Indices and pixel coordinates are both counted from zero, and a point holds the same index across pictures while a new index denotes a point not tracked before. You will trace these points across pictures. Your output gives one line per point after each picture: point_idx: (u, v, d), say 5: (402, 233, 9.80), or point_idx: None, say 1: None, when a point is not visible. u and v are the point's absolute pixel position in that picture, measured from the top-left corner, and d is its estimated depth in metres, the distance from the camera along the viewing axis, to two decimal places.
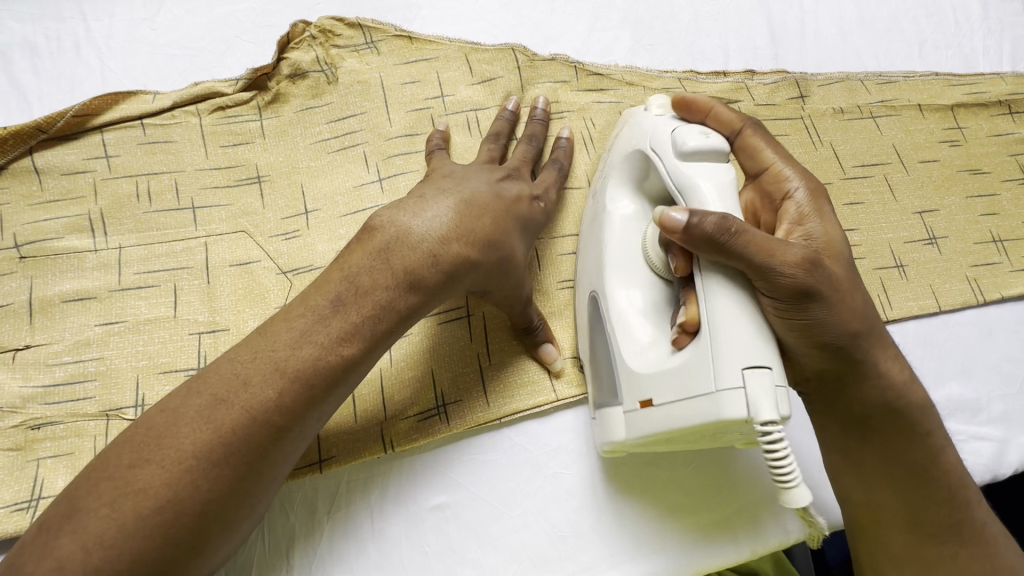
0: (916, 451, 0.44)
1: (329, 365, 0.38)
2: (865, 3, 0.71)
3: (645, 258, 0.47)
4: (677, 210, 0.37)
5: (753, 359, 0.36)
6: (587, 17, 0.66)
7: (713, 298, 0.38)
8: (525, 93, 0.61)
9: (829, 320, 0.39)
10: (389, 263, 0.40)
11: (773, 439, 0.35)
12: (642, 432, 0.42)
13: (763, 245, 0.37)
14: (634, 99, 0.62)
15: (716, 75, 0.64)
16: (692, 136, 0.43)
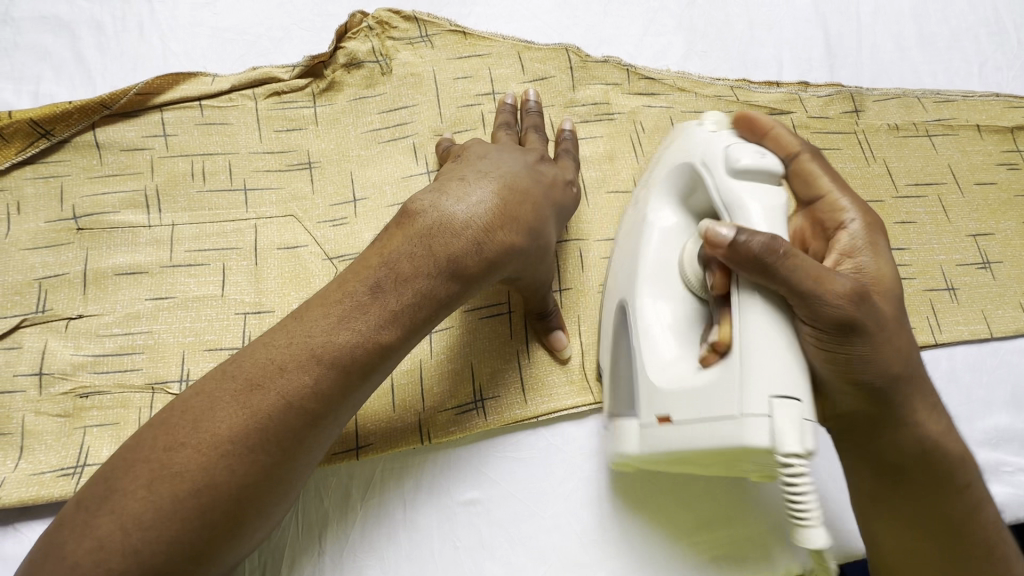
0: (956, 505, 0.42)
1: (366, 353, 0.36)
2: (925, 20, 0.70)
3: (681, 275, 0.45)
4: (723, 226, 0.36)
5: (782, 389, 0.34)
6: (640, 21, 0.65)
7: (747, 318, 0.36)
8: (576, 94, 0.61)
9: (872, 358, 0.37)
10: (432, 251, 0.38)
11: (795, 472, 0.33)
12: (659, 448, 0.41)
13: (813, 271, 0.35)
14: (684, 105, 0.62)
15: (769, 85, 0.64)
16: (748, 155, 0.40)
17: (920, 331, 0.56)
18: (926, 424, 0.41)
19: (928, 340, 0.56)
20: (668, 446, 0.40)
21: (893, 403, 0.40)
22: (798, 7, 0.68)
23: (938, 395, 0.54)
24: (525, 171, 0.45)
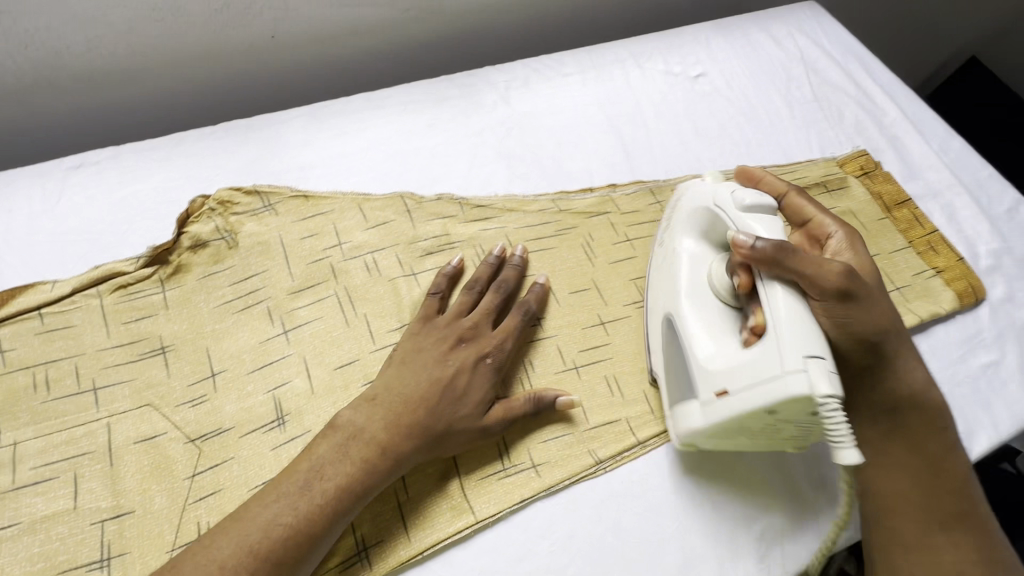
0: (930, 440, 0.58)
1: (303, 538, 0.46)
2: (697, 116, 0.86)
3: (713, 289, 0.59)
4: (744, 235, 0.54)
5: (810, 350, 0.49)
6: (465, 157, 0.75)
7: (772, 298, 0.52)
8: (418, 231, 0.68)
9: (868, 319, 0.55)
10: (355, 451, 0.50)
11: (830, 410, 0.48)
12: (722, 417, 0.53)
13: (809, 260, 0.52)
14: (515, 223, 0.70)
15: (584, 192, 0.75)
16: (748, 198, 0.58)
17: None
18: (900, 375, 0.58)
19: None
20: (725, 416, 0.53)
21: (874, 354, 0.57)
22: (595, 124, 0.81)
23: None
24: (439, 361, 0.56)
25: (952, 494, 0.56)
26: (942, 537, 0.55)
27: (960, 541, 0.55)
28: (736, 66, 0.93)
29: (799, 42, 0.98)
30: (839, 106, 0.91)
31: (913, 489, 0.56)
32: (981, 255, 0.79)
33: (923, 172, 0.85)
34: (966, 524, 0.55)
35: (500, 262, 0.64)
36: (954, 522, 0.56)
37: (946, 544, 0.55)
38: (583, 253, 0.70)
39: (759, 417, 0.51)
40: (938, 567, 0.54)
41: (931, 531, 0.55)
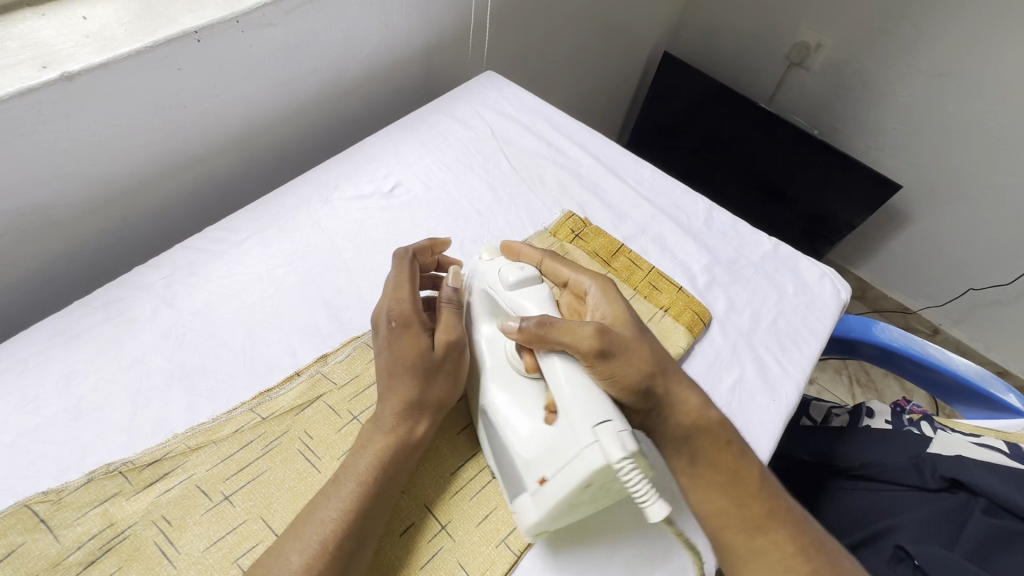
0: (728, 457, 0.59)
1: (353, 531, 0.50)
2: (402, 234, 0.81)
3: (513, 367, 0.61)
4: (511, 321, 0.59)
5: (598, 417, 0.50)
6: (125, 400, 0.61)
7: (554, 371, 0.55)
8: (65, 540, 0.51)
9: (633, 364, 0.57)
10: (378, 441, 0.56)
11: (628, 472, 0.48)
12: (548, 503, 0.52)
13: (565, 328, 0.56)
14: (207, 463, 0.57)
15: (288, 381, 0.64)
16: (513, 274, 0.64)
17: None
18: (684, 403, 0.60)
19: None
20: (552, 501, 0.52)
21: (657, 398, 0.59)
22: (287, 289, 0.72)
23: (568, 574, 0.57)
24: (381, 336, 0.60)
25: (756, 497, 0.58)
26: (760, 539, 0.56)
27: (780, 540, 0.56)
28: (430, 164, 0.90)
29: (485, 117, 0.99)
30: (538, 171, 0.93)
31: (723, 503, 0.58)
32: (698, 274, 0.84)
33: (628, 211, 0.90)
34: (777, 522, 0.57)
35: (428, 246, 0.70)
36: (766, 523, 0.57)
37: (768, 545, 0.56)
38: (303, 461, 0.59)
39: (578, 493, 0.51)
40: (767, 568, 0.55)
41: (751, 537, 0.56)
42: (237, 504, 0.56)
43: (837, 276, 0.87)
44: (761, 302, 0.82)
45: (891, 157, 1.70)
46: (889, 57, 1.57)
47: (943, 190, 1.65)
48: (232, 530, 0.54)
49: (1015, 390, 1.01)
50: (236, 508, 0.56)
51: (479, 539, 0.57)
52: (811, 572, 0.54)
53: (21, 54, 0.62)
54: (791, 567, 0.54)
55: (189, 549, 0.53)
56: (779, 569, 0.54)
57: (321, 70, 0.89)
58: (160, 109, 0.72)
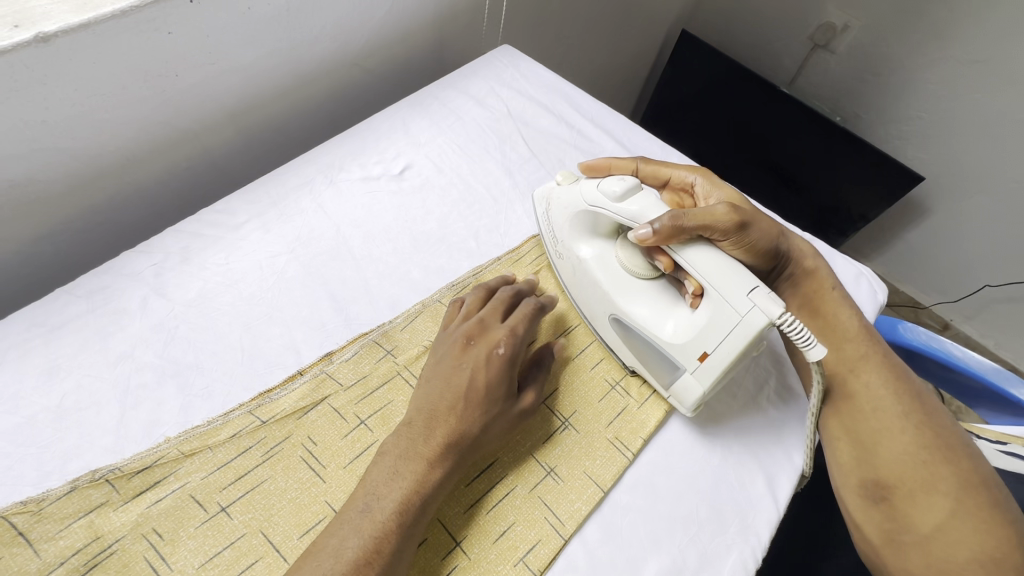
0: (830, 299, 0.71)
1: (374, 569, 0.45)
2: (413, 222, 0.75)
3: (634, 274, 0.67)
4: (642, 227, 0.61)
5: (748, 286, 0.55)
6: (112, 400, 0.55)
7: (690, 257, 0.59)
8: (46, 555, 0.47)
9: (768, 227, 0.68)
10: (410, 471, 0.51)
11: (791, 325, 0.52)
12: (711, 377, 0.58)
13: (705, 214, 0.62)
14: (202, 470, 0.53)
15: (289, 382, 0.59)
16: (614, 186, 0.65)
17: (547, 539, 0.55)
18: (803, 250, 0.74)
19: (559, 544, 0.55)
20: (717, 371, 0.58)
21: (778, 254, 0.71)
22: (288, 279, 0.66)
23: None
24: (475, 350, 0.57)
25: (852, 341, 0.67)
26: (853, 382, 0.65)
27: (871, 381, 0.65)
28: (443, 145, 0.83)
29: (501, 95, 0.92)
30: (558, 155, 0.87)
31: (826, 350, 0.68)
32: None
33: None
34: (873, 363, 0.66)
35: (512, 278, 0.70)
36: (864, 363, 0.66)
37: (860, 386, 0.64)
38: (307, 469, 0.55)
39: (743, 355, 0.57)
40: (855, 414, 0.63)
41: (846, 380, 0.66)
42: (235, 517, 0.52)
43: (874, 277, 0.82)
44: None
45: (914, 146, 1.63)
46: (921, 42, 1.49)
47: (968, 184, 1.59)
48: (230, 545, 0.50)
49: None
50: (234, 521, 0.51)
51: (495, 557, 0.53)
52: (897, 406, 0.62)
53: None
54: (878, 407, 0.62)
55: (182, 565, 0.49)
56: (867, 412, 0.63)
57: (325, 39, 0.82)
58: (149, 78, 0.65)
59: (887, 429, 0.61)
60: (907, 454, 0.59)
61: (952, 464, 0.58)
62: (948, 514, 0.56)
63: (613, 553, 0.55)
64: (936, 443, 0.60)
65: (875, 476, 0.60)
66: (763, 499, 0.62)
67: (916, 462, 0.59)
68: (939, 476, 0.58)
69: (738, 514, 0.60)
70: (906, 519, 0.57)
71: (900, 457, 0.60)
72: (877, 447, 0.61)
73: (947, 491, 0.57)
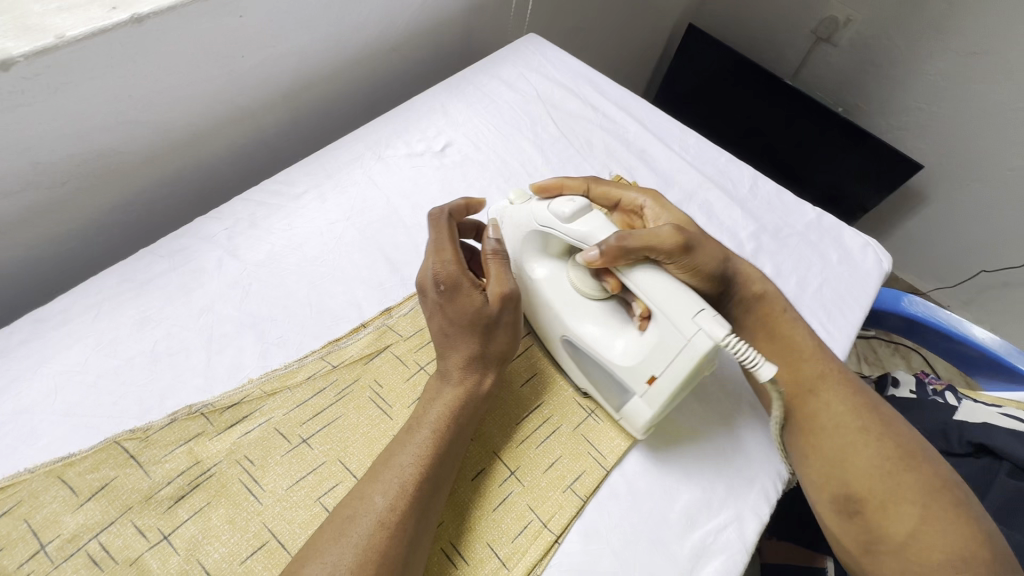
0: (784, 321, 0.69)
1: (421, 472, 0.51)
2: (455, 194, 0.81)
3: (587, 295, 0.66)
4: (590, 250, 0.59)
5: (693, 309, 0.54)
6: (199, 345, 0.62)
7: (642, 281, 0.58)
8: (155, 475, 0.53)
9: (710, 251, 0.65)
10: (449, 394, 0.57)
11: (735, 346, 0.52)
12: (660, 400, 0.58)
13: (649, 236, 0.60)
14: (284, 407, 0.59)
15: (355, 333, 0.65)
16: (565, 207, 0.62)
17: (591, 470, 0.61)
18: (749, 274, 0.71)
19: (602, 474, 0.61)
20: (664, 396, 0.57)
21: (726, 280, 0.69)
22: (347, 244, 0.72)
23: (631, 519, 0.59)
24: (430, 299, 0.59)
25: (809, 360, 0.66)
26: (812, 402, 0.64)
27: (828, 400, 0.63)
28: (479, 125, 0.89)
29: (530, 80, 0.98)
30: (585, 135, 0.93)
31: (784, 373, 0.66)
32: (744, 241, 0.85)
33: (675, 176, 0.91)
34: (831, 381, 0.65)
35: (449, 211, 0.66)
36: (822, 383, 0.65)
37: (821, 405, 0.63)
38: (375, 408, 0.61)
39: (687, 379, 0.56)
40: (819, 432, 0.62)
41: (806, 400, 0.64)
42: (315, 447, 0.58)
43: (879, 247, 0.88)
44: (806, 268, 0.83)
45: (914, 135, 1.70)
46: (921, 34, 1.56)
47: (965, 171, 1.66)
48: (313, 470, 0.56)
49: None
50: (314, 450, 0.57)
51: (547, 484, 0.60)
52: (854, 417, 0.62)
53: None
54: (840, 424, 0.61)
55: (273, 486, 0.55)
56: (828, 427, 0.62)
57: (370, 26, 0.87)
58: (219, 58, 0.71)
59: (853, 444, 0.60)
60: (874, 468, 0.58)
61: (914, 468, 0.58)
62: (917, 521, 0.55)
63: (651, 482, 0.62)
64: (900, 451, 0.59)
65: (845, 491, 0.59)
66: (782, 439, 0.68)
67: (884, 471, 0.58)
68: (906, 481, 0.57)
69: (760, 451, 0.67)
70: (881, 529, 0.56)
71: (866, 466, 0.59)
72: (845, 463, 0.59)
73: (916, 500, 0.56)
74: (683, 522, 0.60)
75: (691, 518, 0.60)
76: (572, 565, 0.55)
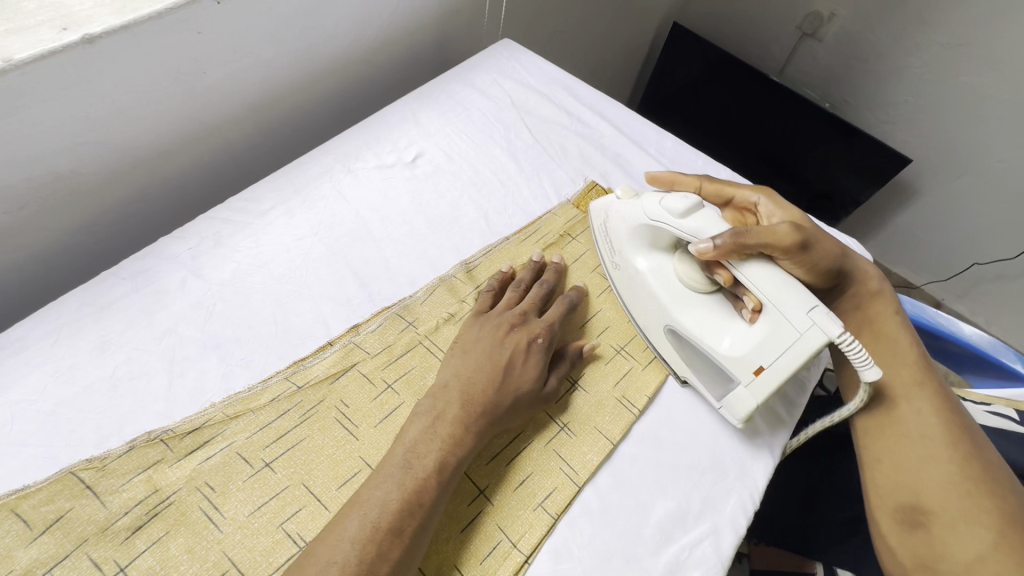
0: (889, 321, 0.73)
1: (415, 519, 0.50)
2: (427, 205, 0.80)
3: (692, 287, 0.70)
4: (702, 242, 0.63)
5: (807, 304, 0.59)
6: (160, 369, 0.60)
7: (748, 272, 0.62)
8: (112, 506, 0.52)
9: (828, 246, 0.71)
10: (446, 432, 0.55)
11: (849, 344, 0.56)
12: (762, 391, 0.60)
13: (766, 234, 0.64)
14: (247, 431, 0.58)
15: (321, 352, 0.64)
16: (677, 204, 0.67)
17: (562, 486, 0.60)
18: (866, 273, 0.76)
19: (573, 491, 0.60)
20: (770, 388, 0.60)
21: (839, 275, 0.73)
22: (314, 260, 0.71)
23: (604, 535, 0.58)
24: (491, 330, 0.64)
25: (906, 366, 0.69)
26: (903, 406, 0.66)
27: (921, 409, 0.65)
28: (451, 134, 0.88)
29: (504, 86, 0.97)
30: (560, 141, 0.92)
31: (881, 373, 0.69)
32: None
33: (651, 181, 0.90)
34: (925, 389, 0.67)
35: (540, 266, 0.75)
36: (916, 389, 0.67)
37: (907, 412, 0.65)
38: (341, 428, 0.60)
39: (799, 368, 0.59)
40: (902, 440, 0.64)
41: (897, 404, 0.67)
42: (279, 472, 0.56)
43: (859, 247, 0.87)
44: None
45: (901, 129, 1.69)
46: (905, 27, 1.54)
47: (953, 164, 1.64)
48: (275, 496, 0.55)
49: None
50: (277, 475, 0.56)
51: (517, 502, 0.58)
52: (944, 430, 0.63)
53: (40, 16, 0.60)
54: (924, 432, 0.63)
55: (233, 513, 0.53)
56: (912, 437, 0.64)
57: (337, 37, 0.86)
58: (180, 75, 0.70)
59: (931, 457, 0.62)
60: (948, 481, 0.60)
61: (995, 497, 0.58)
62: (986, 547, 0.55)
63: (625, 497, 0.61)
64: (980, 479, 0.59)
65: (910, 501, 0.61)
66: (762, 453, 0.67)
67: (958, 492, 0.59)
68: (981, 508, 0.57)
69: (737, 463, 0.65)
70: (942, 547, 0.57)
71: (935, 485, 0.60)
72: (918, 473, 0.61)
73: (989, 526, 0.56)
74: (658, 538, 0.58)
75: (665, 534, 0.59)
76: None
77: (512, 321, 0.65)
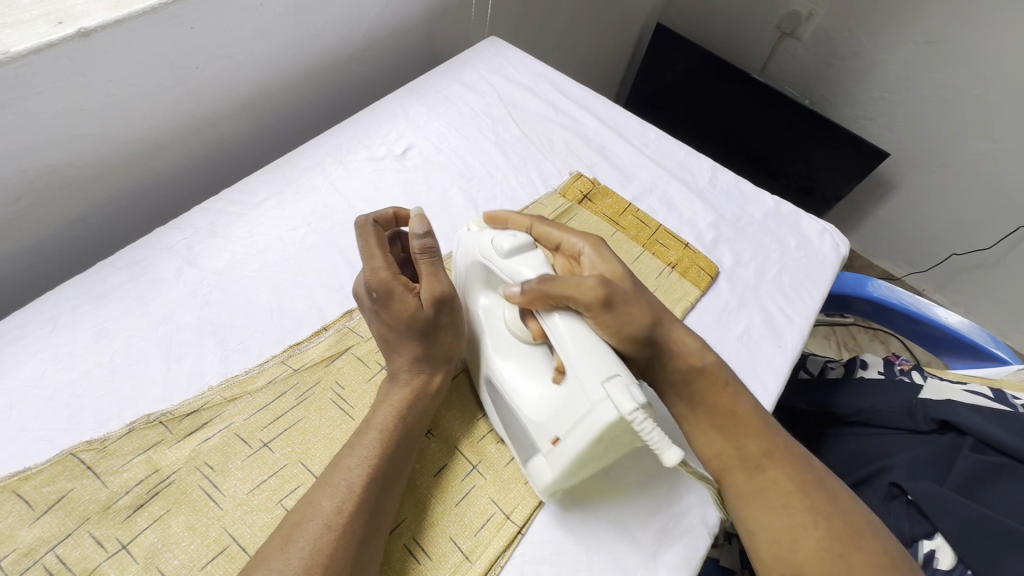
0: (725, 394, 0.61)
1: (379, 478, 0.52)
2: (418, 195, 0.82)
3: (512, 338, 0.60)
4: (513, 285, 0.56)
5: (603, 372, 0.49)
6: (159, 354, 0.62)
7: (551, 322, 0.54)
8: (112, 486, 0.53)
9: (633, 320, 0.59)
10: (397, 395, 0.58)
11: (640, 422, 0.46)
12: (563, 463, 0.52)
13: (571, 284, 0.55)
14: (244, 412, 0.59)
15: (316, 336, 0.66)
16: (507, 241, 0.59)
17: None
18: (683, 343, 0.62)
19: None
20: (565, 461, 0.52)
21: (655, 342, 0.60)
22: (308, 249, 0.73)
23: (595, 506, 0.60)
24: (368, 306, 0.59)
25: (754, 435, 0.59)
26: (757, 477, 0.57)
27: (776, 476, 0.57)
28: (440, 128, 0.91)
29: (491, 81, 0.99)
30: (547, 134, 0.94)
31: (724, 444, 0.60)
32: (705, 231, 0.87)
33: (635, 171, 0.93)
34: (774, 455, 0.58)
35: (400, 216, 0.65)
36: (766, 456, 0.58)
37: (766, 483, 0.57)
38: (337, 409, 0.61)
39: (598, 446, 0.50)
40: (767, 513, 0.56)
41: (754, 477, 0.58)
42: (276, 451, 0.58)
43: (836, 232, 0.90)
44: (764, 255, 0.85)
45: (878, 124, 1.74)
46: (879, 25, 1.59)
47: (928, 158, 1.70)
48: (274, 474, 0.56)
49: (997, 340, 1.05)
50: (275, 454, 0.58)
51: (509, 476, 0.60)
52: (804, 496, 0.55)
53: (35, 10, 0.61)
54: (789, 504, 0.55)
55: (231, 490, 0.55)
56: (777, 507, 0.55)
57: (327, 34, 0.88)
58: (173, 69, 0.71)
59: (802, 525, 0.54)
60: (823, 553, 0.52)
61: (866, 552, 0.52)
62: None
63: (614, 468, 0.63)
64: (850, 536, 0.53)
65: None
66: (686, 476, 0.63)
67: (836, 559, 0.52)
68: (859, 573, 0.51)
69: None
70: None
71: (813, 558, 0.52)
72: (795, 547, 0.53)
73: None
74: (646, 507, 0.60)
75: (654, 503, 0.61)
76: (535, 555, 0.56)
77: (373, 289, 0.56)
